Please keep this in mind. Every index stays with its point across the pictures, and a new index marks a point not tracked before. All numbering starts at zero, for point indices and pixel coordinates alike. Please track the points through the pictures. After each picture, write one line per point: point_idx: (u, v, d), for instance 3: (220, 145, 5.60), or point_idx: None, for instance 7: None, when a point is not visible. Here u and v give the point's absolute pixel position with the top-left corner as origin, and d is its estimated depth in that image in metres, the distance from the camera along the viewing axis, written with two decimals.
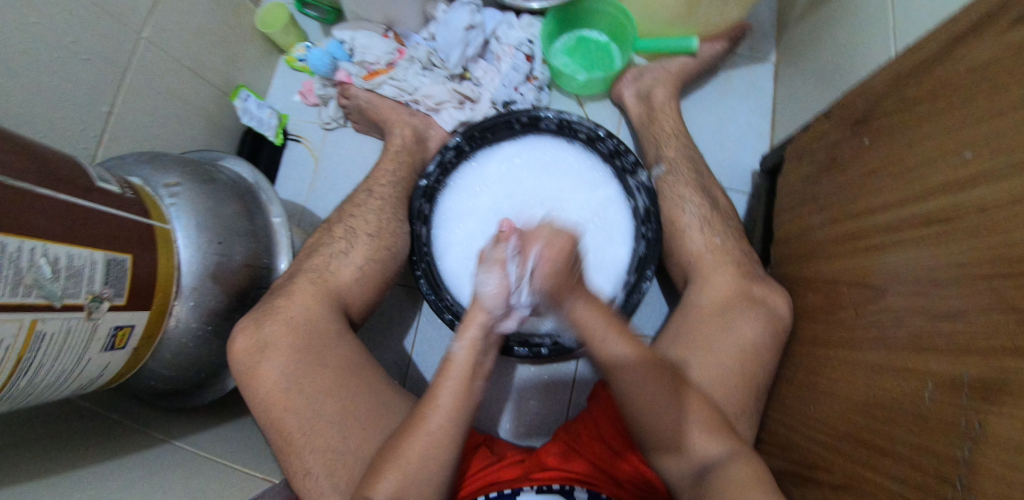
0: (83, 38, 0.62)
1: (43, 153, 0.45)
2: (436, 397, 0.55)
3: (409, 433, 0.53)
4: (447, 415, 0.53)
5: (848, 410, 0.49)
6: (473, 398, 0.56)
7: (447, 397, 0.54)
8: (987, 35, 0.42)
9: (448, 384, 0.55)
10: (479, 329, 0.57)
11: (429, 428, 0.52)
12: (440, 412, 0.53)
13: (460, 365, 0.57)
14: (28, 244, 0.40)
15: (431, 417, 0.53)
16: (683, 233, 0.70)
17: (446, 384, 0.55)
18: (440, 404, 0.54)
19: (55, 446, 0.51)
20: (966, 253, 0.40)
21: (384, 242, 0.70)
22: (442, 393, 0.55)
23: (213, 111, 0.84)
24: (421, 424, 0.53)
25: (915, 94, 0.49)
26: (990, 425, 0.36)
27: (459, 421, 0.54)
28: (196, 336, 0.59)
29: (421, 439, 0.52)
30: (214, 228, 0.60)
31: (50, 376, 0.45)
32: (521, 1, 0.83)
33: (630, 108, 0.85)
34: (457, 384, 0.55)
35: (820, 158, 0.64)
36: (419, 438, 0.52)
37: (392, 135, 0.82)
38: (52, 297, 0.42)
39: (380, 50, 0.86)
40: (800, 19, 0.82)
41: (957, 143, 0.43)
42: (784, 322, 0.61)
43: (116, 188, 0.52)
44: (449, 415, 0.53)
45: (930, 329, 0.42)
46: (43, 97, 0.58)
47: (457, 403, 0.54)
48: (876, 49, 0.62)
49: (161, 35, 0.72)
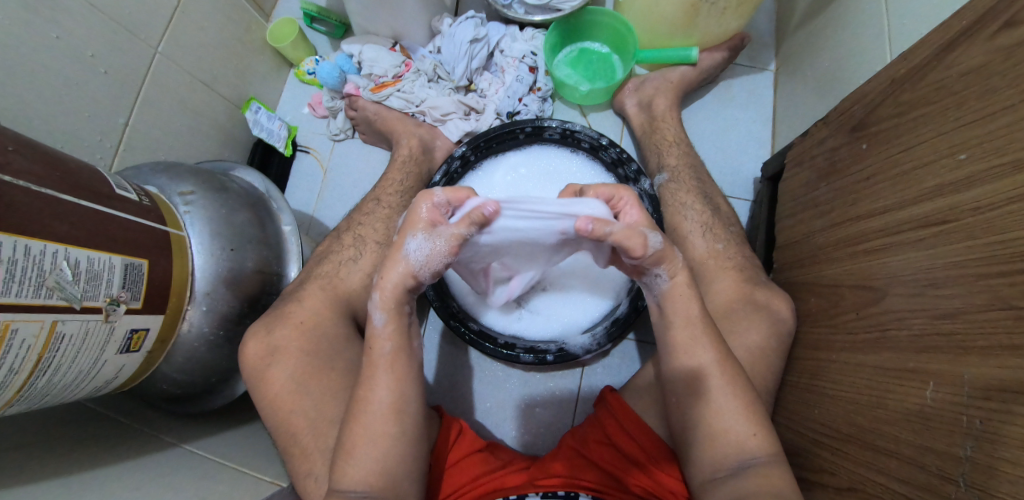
0: (103, 53, 0.64)
1: (65, 161, 0.47)
2: (370, 376, 0.52)
3: (359, 415, 0.51)
4: (387, 391, 0.52)
5: (852, 412, 0.50)
6: (410, 369, 0.54)
7: (382, 372, 0.52)
8: (978, 40, 0.43)
9: (379, 359, 0.52)
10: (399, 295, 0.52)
11: (373, 405, 0.51)
12: (377, 388, 0.52)
13: None
14: (51, 248, 0.42)
15: (370, 394, 0.52)
16: (685, 239, 0.71)
17: (379, 360, 0.52)
18: (377, 381, 0.52)
19: (69, 448, 0.52)
20: (963, 253, 0.41)
21: (391, 249, 0.71)
22: (378, 366, 0.52)
23: (225, 123, 0.86)
24: (364, 403, 0.51)
25: (910, 99, 0.50)
26: (991, 422, 0.36)
27: (402, 395, 0.52)
28: (208, 341, 0.60)
29: (372, 419, 0.51)
30: (226, 235, 0.62)
31: (67, 377, 0.46)
32: (524, 14, 0.85)
33: (632, 118, 0.87)
34: (387, 358, 0.52)
35: (819, 164, 0.65)
36: (369, 418, 0.51)
37: (399, 145, 0.84)
38: (72, 299, 0.43)
39: (388, 63, 0.88)
40: (798, 28, 0.84)
41: (952, 146, 0.44)
42: (787, 326, 0.62)
43: (134, 196, 0.53)
44: (387, 389, 0.52)
45: (930, 328, 0.43)
46: (64, 109, 0.61)
47: (393, 379, 0.52)
48: (873, 57, 0.64)
49: (176, 51, 0.75)
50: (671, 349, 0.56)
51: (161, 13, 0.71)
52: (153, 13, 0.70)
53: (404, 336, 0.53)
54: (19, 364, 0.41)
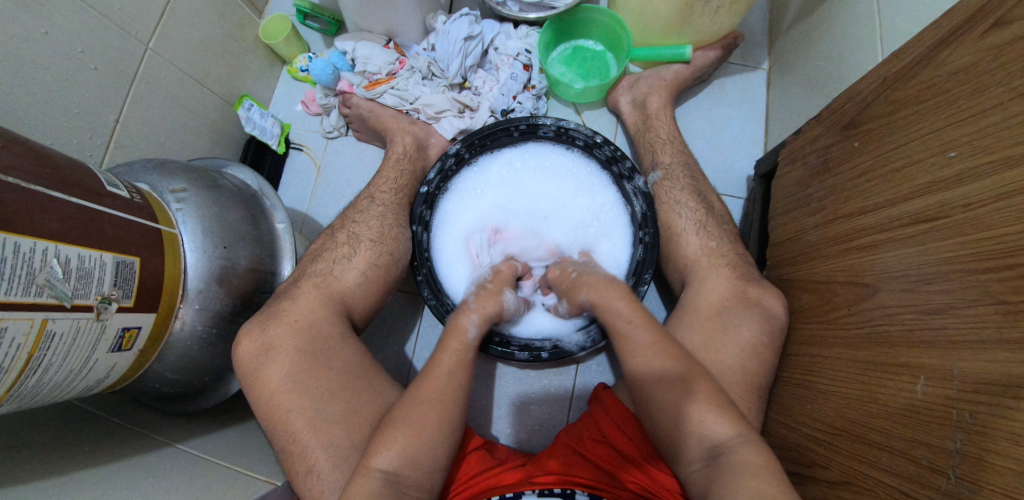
0: (92, 49, 0.63)
1: (54, 157, 0.47)
2: (435, 366, 0.58)
3: (410, 408, 0.54)
4: (445, 388, 0.56)
5: (843, 407, 0.50)
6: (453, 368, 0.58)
7: (445, 366, 0.59)
8: (967, 40, 0.44)
9: (439, 363, 0.59)
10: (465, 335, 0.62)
11: (431, 397, 0.55)
12: (439, 381, 0.57)
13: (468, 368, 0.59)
14: (40, 245, 0.41)
15: (433, 385, 0.57)
16: (679, 236, 0.72)
17: (445, 356, 0.60)
18: (439, 374, 0.58)
19: (59, 448, 0.51)
20: (953, 249, 0.41)
21: (386, 247, 0.71)
22: (442, 363, 0.59)
23: (217, 120, 0.86)
24: (422, 395, 0.56)
25: (902, 97, 0.51)
26: (980, 415, 0.37)
27: (455, 391, 0.57)
28: (200, 339, 0.59)
29: (425, 410, 0.54)
30: (219, 233, 0.61)
31: (57, 376, 0.46)
32: (519, 12, 0.85)
33: (626, 116, 0.87)
34: (457, 354, 0.60)
35: (812, 162, 0.65)
36: (421, 411, 0.54)
37: (394, 143, 0.83)
38: (63, 297, 0.43)
39: (381, 60, 0.87)
40: (791, 27, 0.85)
41: (942, 144, 0.44)
42: (780, 322, 0.62)
43: (125, 193, 0.53)
44: (448, 383, 0.57)
45: (920, 323, 0.43)
46: (52, 105, 0.60)
47: (454, 375, 0.58)
48: (865, 55, 0.64)
49: (167, 47, 0.74)
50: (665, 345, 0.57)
51: (152, 8, 0.70)
52: (144, 8, 0.69)
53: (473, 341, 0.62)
54: (8, 363, 0.40)
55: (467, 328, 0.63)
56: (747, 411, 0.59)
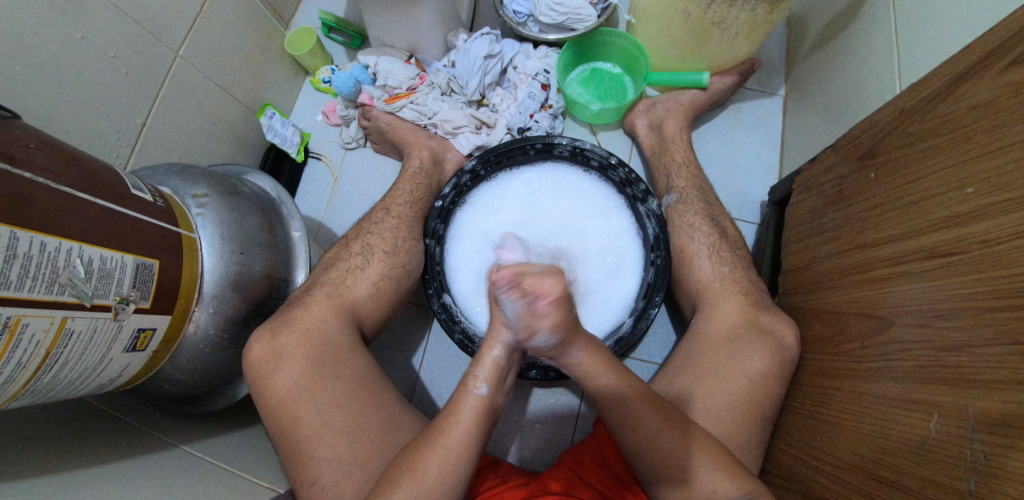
0: (125, 55, 0.66)
1: (83, 159, 0.48)
2: (457, 412, 0.54)
3: (425, 449, 0.52)
4: (463, 440, 0.53)
5: (854, 443, 0.49)
6: (489, 411, 0.55)
7: (469, 412, 0.54)
8: (986, 76, 0.44)
9: (471, 401, 0.54)
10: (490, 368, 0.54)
11: (445, 445, 0.52)
12: (457, 432, 0.53)
13: (483, 411, 0.55)
14: (66, 245, 0.42)
15: (450, 433, 0.53)
16: (691, 260, 0.72)
17: (471, 398, 0.54)
18: (459, 419, 0.54)
19: (68, 445, 0.52)
20: (968, 285, 0.41)
21: (398, 259, 0.72)
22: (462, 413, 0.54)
23: (239, 127, 0.87)
24: (438, 439, 0.53)
25: (919, 130, 0.51)
26: (994, 456, 0.36)
27: (472, 441, 0.54)
28: (212, 343, 0.60)
29: (434, 460, 0.51)
30: (236, 239, 0.62)
31: (72, 373, 0.46)
32: (539, 32, 0.89)
33: (641, 138, 0.87)
34: (472, 420, 0.54)
35: (826, 191, 0.65)
36: (434, 455, 0.52)
37: (410, 156, 0.84)
38: (83, 296, 0.44)
39: (402, 75, 0.89)
40: (808, 56, 0.85)
41: (959, 179, 0.44)
42: (791, 352, 0.61)
43: (149, 197, 0.54)
44: (465, 433, 0.53)
45: (934, 359, 0.43)
46: (85, 108, 0.62)
47: (474, 421, 0.54)
48: (883, 86, 0.64)
49: (196, 55, 0.76)
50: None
51: (184, 18, 0.73)
52: (176, 18, 0.72)
53: (498, 385, 0.56)
54: (27, 358, 0.41)
55: (476, 384, 0.54)
56: (754, 439, 0.58)
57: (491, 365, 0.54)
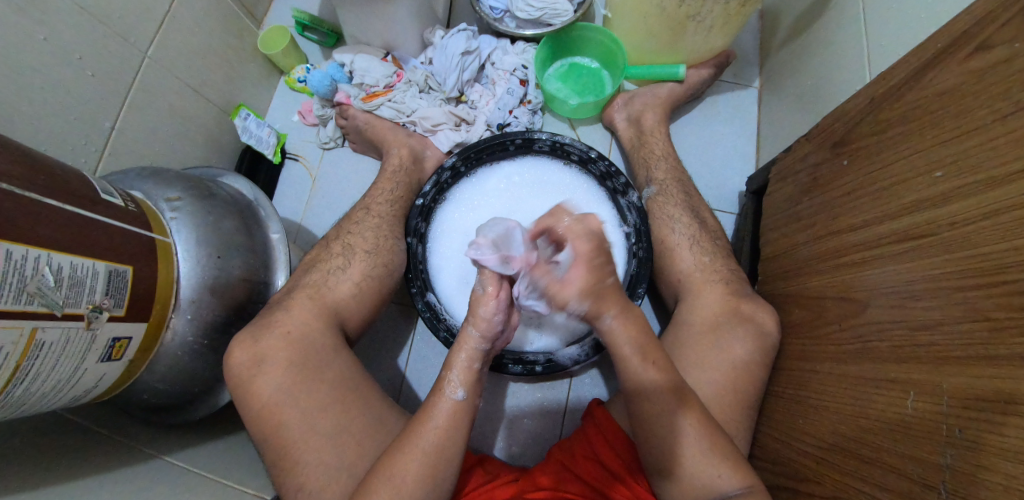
0: (91, 56, 0.63)
1: (49, 163, 0.46)
2: (430, 415, 0.54)
3: (403, 453, 0.52)
4: (438, 441, 0.53)
5: (836, 424, 0.51)
6: (467, 418, 0.55)
7: (443, 416, 0.54)
8: (951, 64, 0.45)
9: (446, 404, 0.54)
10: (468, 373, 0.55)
11: (422, 449, 0.52)
12: (430, 437, 0.53)
13: (456, 416, 0.54)
14: (34, 253, 0.41)
15: (423, 436, 0.53)
16: (673, 251, 0.73)
17: (444, 403, 0.54)
18: (434, 422, 0.54)
19: (43, 460, 0.50)
20: (939, 266, 0.42)
21: (381, 258, 0.71)
22: (438, 416, 0.54)
23: (213, 128, 0.85)
24: (414, 443, 0.52)
25: (889, 118, 0.52)
26: (968, 430, 0.37)
27: (450, 445, 0.53)
28: (191, 350, 0.59)
29: (412, 462, 0.51)
30: (213, 242, 0.61)
31: (45, 386, 0.45)
32: (516, 28, 0.88)
33: (621, 132, 0.88)
34: (446, 424, 0.54)
35: (802, 179, 0.67)
36: (413, 459, 0.51)
37: (390, 155, 0.84)
38: (54, 305, 0.42)
39: (379, 73, 0.88)
40: (781, 48, 0.87)
41: (928, 164, 0.46)
42: (772, 337, 0.63)
43: (120, 201, 0.52)
44: (440, 437, 0.53)
45: (909, 339, 0.44)
46: (49, 111, 0.60)
47: (450, 425, 0.54)
48: (854, 76, 0.66)
49: (166, 55, 0.74)
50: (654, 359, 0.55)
51: (152, 18, 0.71)
52: (144, 18, 0.70)
53: (475, 388, 0.56)
54: None
55: (452, 389, 0.55)
56: (738, 424, 0.60)
57: (463, 368, 0.56)
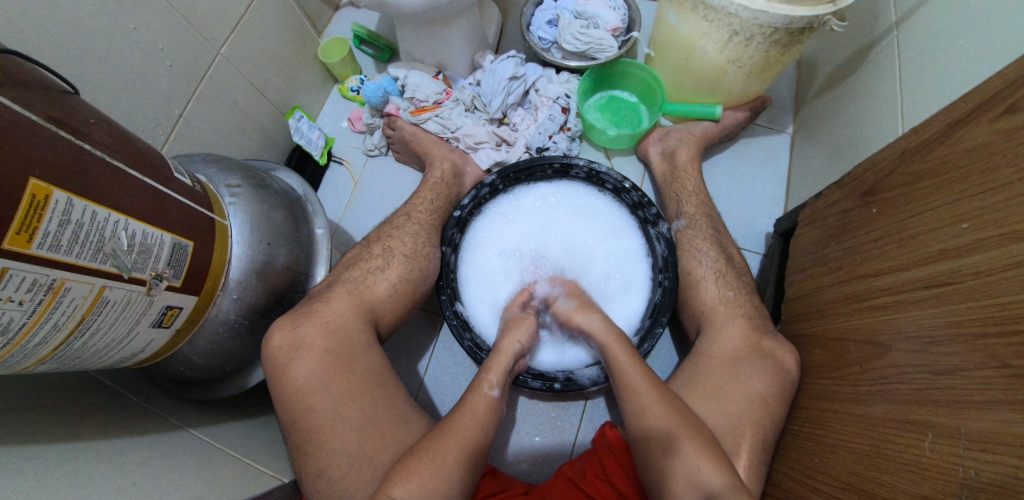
0: (172, 49, 0.69)
1: (134, 139, 0.51)
2: (470, 407, 0.59)
3: (436, 441, 0.55)
4: (474, 426, 0.57)
5: (852, 463, 0.51)
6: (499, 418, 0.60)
7: (481, 407, 0.59)
8: (982, 122, 0.47)
9: (482, 396, 0.60)
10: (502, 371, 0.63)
11: (461, 433, 0.56)
12: (470, 424, 0.57)
13: (490, 413, 0.59)
14: (114, 216, 0.44)
15: (464, 424, 0.57)
16: (698, 283, 0.75)
17: (482, 396, 0.60)
18: (473, 412, 0.58)
19: (85, 417, 0.52)
20: (961, 312, 0.44)
21: (416, 263, 0.74)
22: (476, 405, 0.59)
23: (268, 126, 0.90)
24: (454, 428, 0.56)
25: (919, 169, 0.54)
26: (984, 473, 0.38)
27: (483, 434, 0.57)
28: (232, 328, 0.61)
29: (453, 443, 0.54)
30: (264, 230, 0.64)
31: (100, 343, 0.47)
32: (561, 59, 0.94)
33: (654, 165, 0.91)
34: (482, 418, 0.58)
35: (831, 224, 0.68)
36: (443, 443, 0.54)
37: (432, 167, 0.87)
38: (123, 267, 0.45)
39: (429, 90, 0.93)
40: (816, 97, 0.90)
41: (956, 215, 0.47)
42: (793, 376, 0.63)
43: (188, 181, 0.56)
44: (476, 428, 0.57)
45: (928, 382, 0.45)
46: (129, 95, 0.65)
47: (487, 417, 0.59)
48: (888, 128, 0.68)
49: (235, 55, 0.80)
50: (650, 394, 0.60)
51: (228, 20, 0.77)
52: (221, 19, 0.76)
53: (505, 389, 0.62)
54: (63, 322, 0.43)
55: (489, 386, 0.61)
56: (755, 460, 0.60)
57: (496, 371, 0.63)
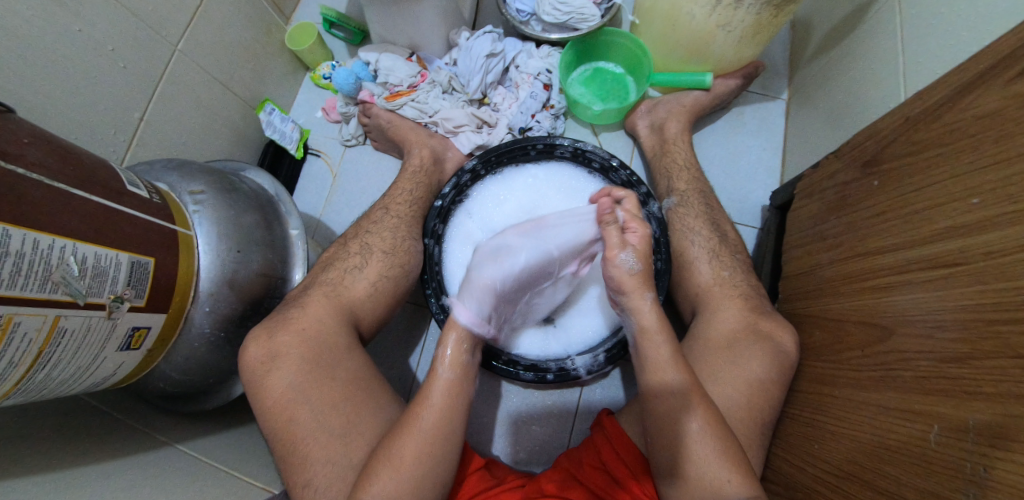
0: (124, 48, 0.65)
1: (79, 155, 0.47)
2: (426, 396, 0.56)
3: (401, 436, 0.54)
4: (436, 417, 0.55)
5: (853, 452, 0.49)
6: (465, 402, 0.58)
7: (438, 394, 0.56)
8: (994, 85, 0.43)
9: (439, 381, 0.56)
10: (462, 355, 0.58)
11: (419, 428, 0.54)
12: (429, 417, 0.55)
13: (446, 400, 0.56)
14: (59, 242, 0.41)
15: (421, 416, 0.55)
16: (691, 265, 0.72)
17: (438, 381, 0.56)
18: (431, 400, 0.56)
19: (61, 442, 0.51)
20: (971, 296, 0.41)
21: (397, 259, 0.71)
22: (433, 396, 0.56)
23: (238, 121, 0.86)
24: (411, 422, 0.54)
25: (924, 139, 0.50)
26: (994, 470, 0.36)
27: (446, 425, 0.55)
28: (208, 341, 0.60)
29: (411, 443, 0.53)
30: (233, 237, 0.61)
31: (65, 372, 0.46)
32: (541, 31, 0.88)
33: (643, 140, 0.87)
34: (437, 410, 0.55)
35: (829, 197, 0.65)
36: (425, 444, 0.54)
37: (411, 155, 0.84)
38: (77, 294, 0.43)
39: (404, 73, 0.89)
40: (812, 59, 0.85)
41: (964, 190, 0.44)
42: (790, 358, 0.61)
43: (145, 193, 0.53)
44: (434, 417, 0.55)
45: (935, 370, 0.43)
46: (80, 102, 0.61)
47: (445, 404, 0.56)
48: (888, 91, 0.64)
49: (194, 49, 0.75)
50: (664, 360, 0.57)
51: (183, 12, 0.72)
52: (175, 11, 0.71)
53: (466, 369, 0.58)
54: (19, 357, 0.41)
55: (442, 366, 0.57)
56: (752, 446, 0.58)
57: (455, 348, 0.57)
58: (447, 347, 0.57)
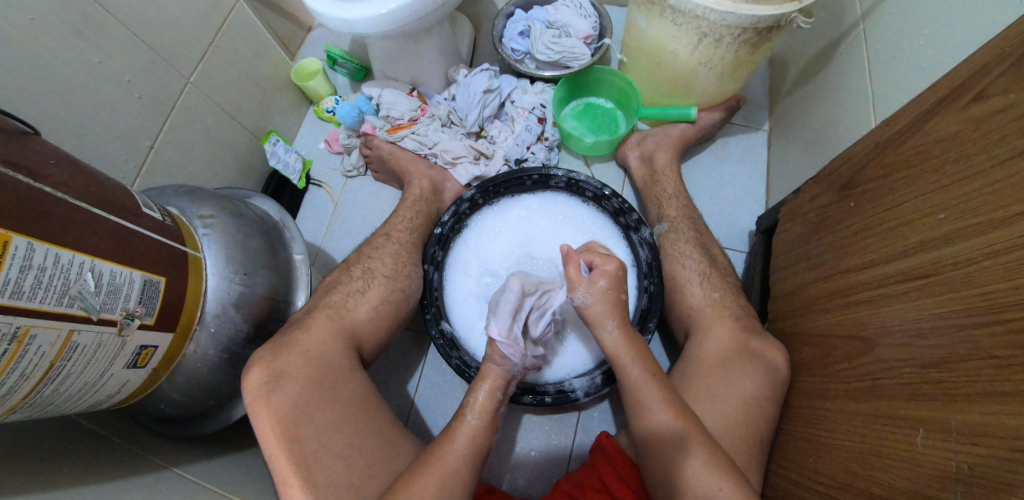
0: (140, 81, 0.68)
1: (99, 177, 0.50)
2: (452, 440, 0.57)
3: (418, 477, 0.54)
4: (459, 461, 0.55)
5: (847, 461, 0.50)
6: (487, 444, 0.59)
7: (463, 440, 0.57)
8: (950, 112, 0.48)
9: (465, 427, 0.58)
10: (490, 403, 0.59)
11: (442, 470, 0.54)
12: (454, 461, 0.55)
13: (470, 444, 0.57)
14: (79, 258, 0.43)
15: (445, 459, 0.55)
16: (684, 287, 0.74)
17: (464, 427, 0.58)
18: (455, 446, 0.56)
19: (59, 463, 0.50)
20: (943, 304, 0.43)
21: (398, 283, 0.73)
22: (456, 440, 0.57)
23: (243, 151, 0.89)
24: (434, 464, 0.55)
25: (893, 161, 0.54)
26: (978, 467, 0.37)
27: (467, 469, 0.56)
28: (212, 363, 0.60)
29: (432, 483, 0.53)
30: (239, 260, 0.63)
31: (72, 388, 0.46)
32: (536, 69, 0.94)
33: (634, 170, 0.91)
34: (462, 454, 0.56)
35: (811, 219, 0.68)
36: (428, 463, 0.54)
37: (411, 185, 0.87)
38: (91, 309, 0.44)
39: (404, 106, 0.93)
40: (790, 93, 0.91)
41: (931, 206, 0.47)
42: (782, 375, 0.63)
43: (158, 215, 0.55)
44: (460, 460, 0.56)
45: (917, 376, 0.45)
46: (96, 130, 0.64)
47: (470, 449, 0.57)
48: (860, 121, 0.69)
49: (205, 83, 0.79)
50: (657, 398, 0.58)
51: (197, 49, 0.76)
52: (190, 47, 0.75)
53: (491, 416, 0.59)
54: (32, 370, 0.41)
55: (470, 413, 0.59)
56: (750, 461, 0.59)
57: (485, 397, 0.59)
58: (477, 396, 0.59)
